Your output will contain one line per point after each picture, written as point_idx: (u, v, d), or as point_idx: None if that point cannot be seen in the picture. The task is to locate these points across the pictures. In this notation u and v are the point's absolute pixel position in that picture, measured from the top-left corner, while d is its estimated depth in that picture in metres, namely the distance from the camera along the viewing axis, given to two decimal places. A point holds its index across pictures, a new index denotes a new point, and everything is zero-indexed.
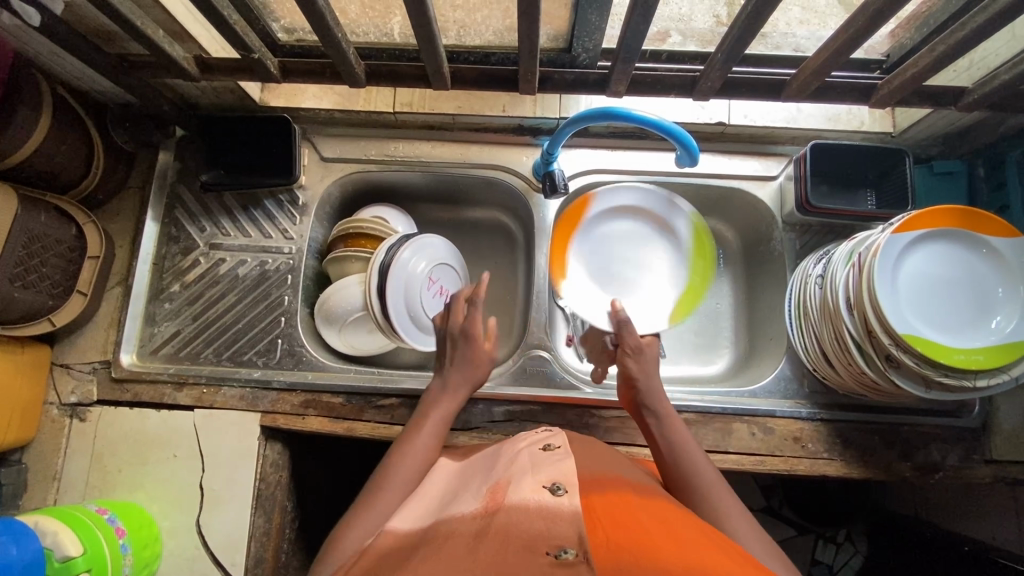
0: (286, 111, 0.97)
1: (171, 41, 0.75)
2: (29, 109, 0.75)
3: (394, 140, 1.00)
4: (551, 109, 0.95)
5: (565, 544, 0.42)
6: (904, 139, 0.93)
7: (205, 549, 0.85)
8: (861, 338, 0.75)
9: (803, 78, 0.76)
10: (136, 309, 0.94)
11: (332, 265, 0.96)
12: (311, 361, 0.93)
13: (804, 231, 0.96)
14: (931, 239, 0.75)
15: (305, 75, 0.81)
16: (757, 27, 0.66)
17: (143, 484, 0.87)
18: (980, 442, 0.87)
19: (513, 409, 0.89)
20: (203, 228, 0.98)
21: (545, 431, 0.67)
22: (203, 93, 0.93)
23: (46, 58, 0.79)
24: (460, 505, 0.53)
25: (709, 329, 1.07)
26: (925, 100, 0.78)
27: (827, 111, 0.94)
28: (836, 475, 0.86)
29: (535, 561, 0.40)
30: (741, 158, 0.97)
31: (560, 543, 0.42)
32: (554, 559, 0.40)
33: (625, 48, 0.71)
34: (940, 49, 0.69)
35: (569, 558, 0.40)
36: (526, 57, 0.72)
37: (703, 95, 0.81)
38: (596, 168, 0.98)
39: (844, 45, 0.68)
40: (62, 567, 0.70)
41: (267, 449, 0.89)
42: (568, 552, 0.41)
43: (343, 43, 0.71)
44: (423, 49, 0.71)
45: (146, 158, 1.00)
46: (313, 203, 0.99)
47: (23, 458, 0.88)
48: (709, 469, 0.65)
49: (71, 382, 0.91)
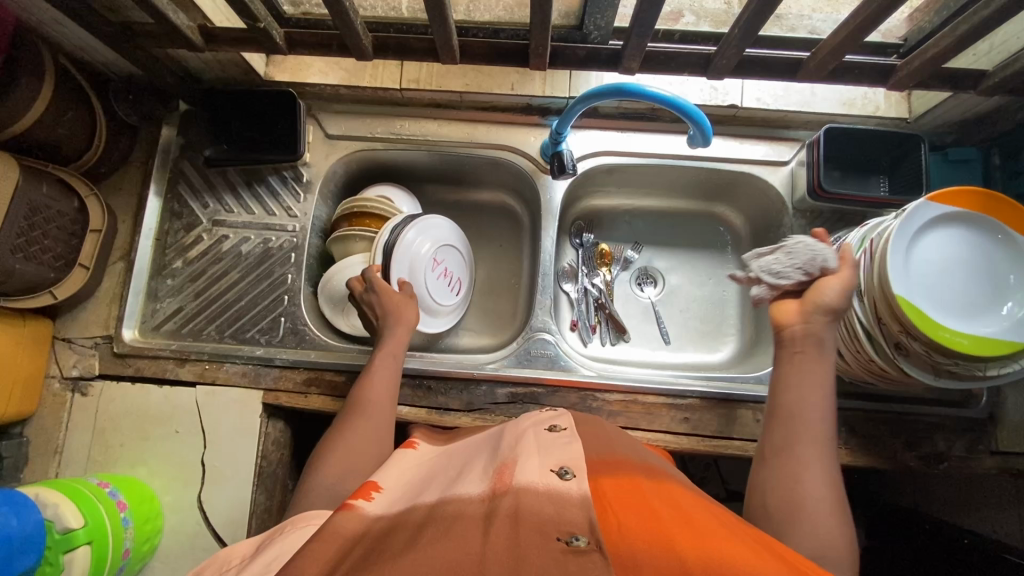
0: (291, 86, 0.96)
1: (175, 9, 0.74)
2: (30, 76, 0.74)
3: (400, 117, 0.98)
4: (560, 88, 0.94)
5: (577, 531, 0.42)
6: (919, 125, 0.92)
7: (206, 525, 0.85)
8: (870, 327, 0.74)
9: (820, 58, 0.74)
10: (138, 285, 0.93)
11: (335, 245, 0.95)
12: (314, 340, 0.92)
13: (814, 217, 0.94)
14: (945, 223, 0.74)
15: (311, 47, 0.79)
16: (775, 3, 0.64)
17: (145, 458, 0.87)
18: (986, 432, 0.86)
19: (516, 391, 0.88)
20: (206, 204, 0.97)
21: (551, 412, 0.66)
22: (207, 66, 0.91)
23: (49, 26, 0.78)
24: (464, 485, 0.52)
25: (716, 316, 1.06)
26: (944, 83, 0.77)
27: (842, 95, 0.92)
28: (840, 463, 0.86)
29: (547, 548, 0.40)
30: (752, 142, 0.95)
31: (572, 529, 0.42)
32: (566, 546, 0.40)
33: (638, 23, 0.69)
34: (962, 29, 0.67)
35: (582, 546, 0.40)
36: (538, 31, 0.71)
37: (717, 74, 0.79)
38: (606, 150, 0.96)
39: (864, 23, 0.66)
40: (63, 539, 0.70)
41: (269, 427, 0.89)
42: (580, 539, 0.41)
43: (350, 13, 0.69)
44: (433, 20, 0.70)
45: (149, 132, 0.98)
46: (317, 180, 0.97)
47: (24, 431, 0.88)
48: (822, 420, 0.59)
49: (73, 356, 0.90)
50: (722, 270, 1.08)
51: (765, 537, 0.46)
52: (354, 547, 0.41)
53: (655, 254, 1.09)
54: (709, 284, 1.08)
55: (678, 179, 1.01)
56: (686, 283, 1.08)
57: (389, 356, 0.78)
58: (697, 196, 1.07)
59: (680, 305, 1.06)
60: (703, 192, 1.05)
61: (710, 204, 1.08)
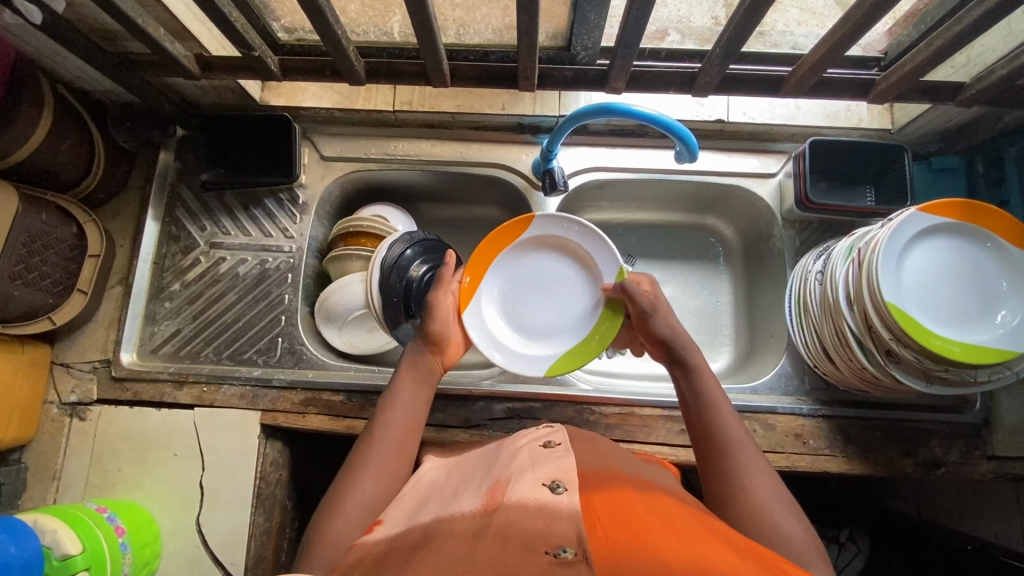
0: (287, 110, 0.98)
1: (172, 39, 0.76)
2: (30, 107, 0.75)
3: (393, 138, 1.00)
4: (550, 107, 0.96)
5: (564, 543, 0.42)
6: (902, 136, 0.94)
7: (204, 548, 0.85)
8: (861, 334, 0.75)
9: (801, 74, 0.76)
10: (136, 308, 0.94)
11: (332, 264, 0.96)
12: (311, 359, 0.93)
13: (803, 227, 0.96)
14: (932, 234, 0.75)
15: (306, 73, 0.81)
16: (755, 21, 0.66)
17: (143, 482, 0.87)
18: (981, 438, 0.87)
19: (513, 406, 0.89)
20: (203, 227, 0.98)
21: (546, 427, 0.66)
22: (203, 92, 0.93)
23: (48, 57, 0.79)
24: (459, 502, 0.53)
25: (710, 326, 1.07)
26: (923, 96, 0.79)
27: (826, 108, 0.94)
28: (837, 472, 0.86)
29: (535, 561, 0.41)
30: (740, 155, 0.97)
31: (559, 542, 0.42)
32: (553, 559, 0.41)
33: (623, 44, 0.71)
34: (937, 44, 0.69)
35: (568, 558, 0.40)
36: (525, 54, 0.73)
37: (701, 92, 0.81)
38: (596, 166, 0.98)
39: (841, 40, 0.68)
40: (62, 565, 0.69)
41: (267, 448, 0.89)
42: (567, 551, 0.41)
43: (343, 40, 0.71)
44: (423, 46, 0.72)
45: (146, 157, 1.00)
46: (313, 202, 0.99)
47: (22, 457, 0.88)
48: (736, 428, 0.64)
49: (71, 381, 0.91)
50: (715, 281, 1.09)
51: (757, 547, 0.46)
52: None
53: (649, 267, 1.10)
54: (703, 295, 1.09)
55: (669, 192, 1.03)
56: (680, 294, 1.09)
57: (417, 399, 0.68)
58: (688, 209, 1.08)
59: None
60: (694, 205, 1.06)
61: (701, 216, 1.09)
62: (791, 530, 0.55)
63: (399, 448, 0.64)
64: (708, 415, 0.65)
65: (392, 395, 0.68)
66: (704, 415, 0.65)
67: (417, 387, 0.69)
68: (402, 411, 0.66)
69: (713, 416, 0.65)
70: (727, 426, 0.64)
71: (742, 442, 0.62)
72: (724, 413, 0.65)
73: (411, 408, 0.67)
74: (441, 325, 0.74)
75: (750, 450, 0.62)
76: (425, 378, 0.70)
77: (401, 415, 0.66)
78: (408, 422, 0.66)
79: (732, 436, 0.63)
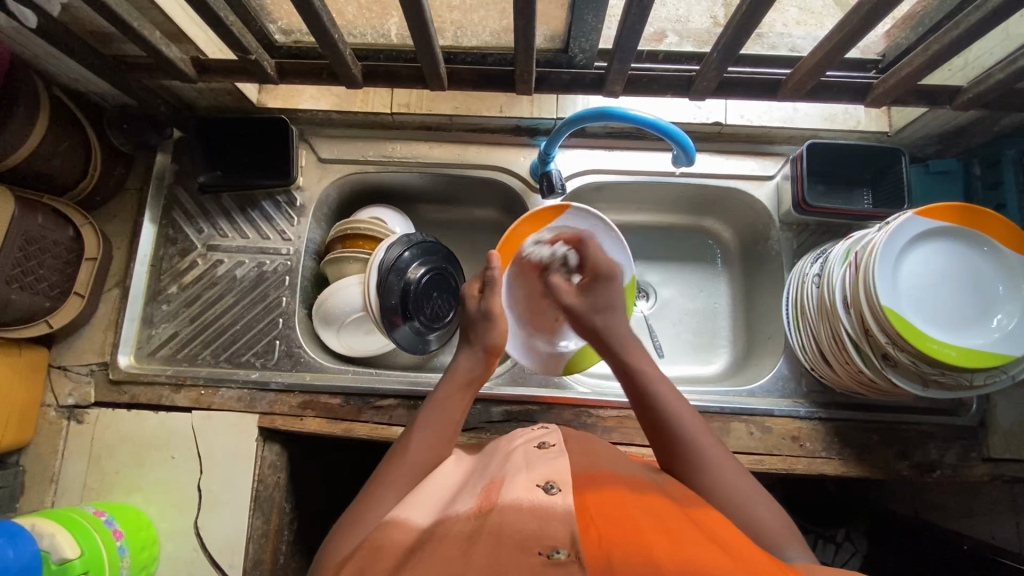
0: (283, 112, 0.97)
1: (168, 42, 0.75)
2: (27, 111, 0.75)
3: (391, 140, 0.99)
4: (548, 110, 0.95)
5: (558, 544, 0.43)
6: (899, 139, 0.94)
7: (202, 551, 0.85)
8: (858, 337, 0.76)
9: (799, 78, 0.76)
10: (134, 310, 0.94)
11: (330, 267, 0.96)
12: (308, 362, 0.93)
13: (800, 230, 0.96)
14: (930, 237, 0.75)
15: (303, 76, 0.81)
16: (753, 24, 0.66)
17: (141, 485, 0.87)
18: (977, 440, 0.87)
19: (511, 409, 0.89)
20: (201, 229, 0.98)
21: (542, 428, 0.66)
22: (200, 95, 0.93)
23: (44, 60, 0.79)
24: (455, 503, 0.53)
25: (708, 328, 1.07)
26: (920, 99, 0.79)
27: (823, 110, 0.94)
28: (834, 474, 0.86)
29: (528, 563, 0.42)
30: (738, 157, 0.97)
31: (553, 543, 0.43)
32: (546, 559, 0.42)
33: (621, 48, 0.71)
34: (935, 48, 0.69)
35: (562, 559, 0.42)
36: (523, 56, 0.72)
37: (699, 95, 0.81)
38: (593, 168, 0.97)
39: (839, 44, 0.68)
40: (60, 569, 0.70)
41: (265, 451, 0.89)
42: (560, 552, 0.42)
43: (340, 44, 0.71)
44: (420, 49, 0.72)
45: (143, 159, 0.99)
46: (311, 204, 0.99)
47: (20, 460, 0.88)
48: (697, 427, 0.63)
49: (69, 383, 0.91)
50: (713, 283, 1.09)
51: (750, 548, 0.47)
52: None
53: (646, 269, 1.10)
54: (700, 297, 1.09)
55: (667, 194, 1.03)
56: (677, 296, 1.09)
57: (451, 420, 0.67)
58: (686, 211, 1.08)
59: (673, 319, 1.07)
60: (691, 207, 1.07)
61: (699, 218, 1.09)
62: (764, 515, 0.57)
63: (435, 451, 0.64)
64: (660, 407, 0.64)
65: (434, 406, 0.68)
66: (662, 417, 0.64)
67: (462, 395, 0.70)
68: (445, 416, 0.67)
69: (667, 408, 0.64)
70: (683, 417, 0.63)
71: (700, 431, 0.63)
72: (676, 403, 0.65)
73: (454, 416, 0.68)
74: (499, 335, 0.74)
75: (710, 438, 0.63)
76: (470, 388, 0.71)
77: (441, 420, 0.67)
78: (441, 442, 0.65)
79: (690, 425, 0.63)
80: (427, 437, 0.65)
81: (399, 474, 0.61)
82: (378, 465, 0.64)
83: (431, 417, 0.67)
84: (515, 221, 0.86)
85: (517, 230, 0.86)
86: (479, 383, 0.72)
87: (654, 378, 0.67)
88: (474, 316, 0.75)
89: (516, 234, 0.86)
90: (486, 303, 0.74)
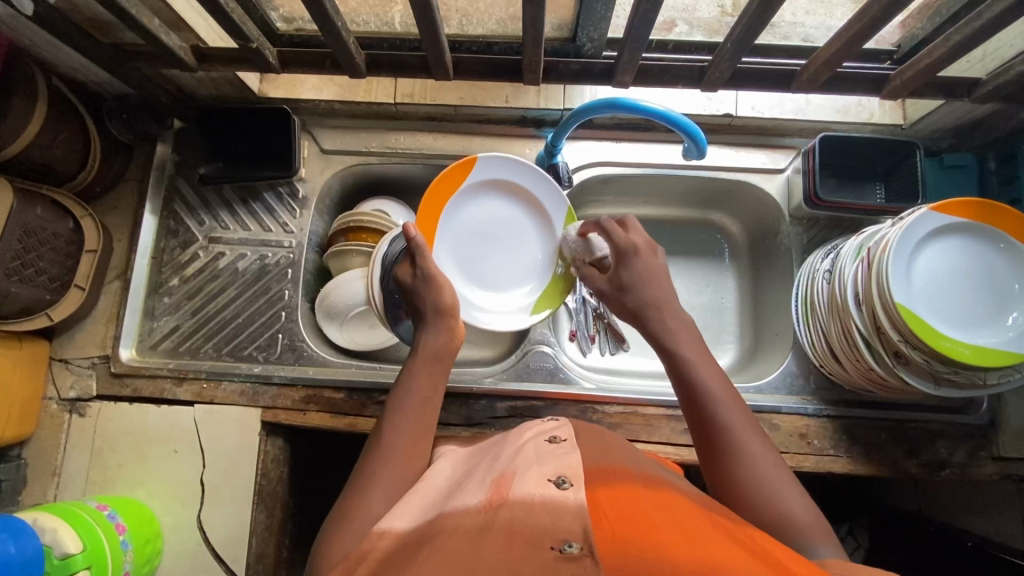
0: (285, 102, 0.96)
1: (168, 30, 0.74)
2: (23, 101, 0.74)
3: (395, 131, 0.98)
4: (554, 100, 0.94)
5: (570, 537, 0.44)
6: (914, 131, 0.92)
7: (206, 545, 0.85)
8: (869, 335, 0.74)
9: (813, 70, 0.74)
10: (135, 303, 0.93)
11: (334, 260, 0.95)
12: (312, 356, 0.92)
13: (811, 224, 0.94)
14: (943, 233, 0.73)
15: (305, 66, 0.79)
16: (768, 15, 0.64)
17: (144, 478, 0.86)
18: (988, 439, 0.86)
19: (516, 404, 0.88)
20: (202, 221, 0.97)
21: (552, 422, 0.66)
22: (200, 84, 0.91)
23: (41, 48, 0.78)
24: (463, 495, 0.53)
25: (714, 323, 1.06)
26: (937, 92, 0.77)
27: (837, 102, 0.92)
28: (841, 472, 0.85)
29: (540, 557, 0.42)
30: (748, 150, 0.95)
31: (565, 537, 0.44)
32: (559, 554, 0.42)
33: (632, 38, 0.69)
34: (955, 40, 0.67)
35: (574, 553, 0.42)
36: (531, 46, 0.71)
37: (710, 86, 0.79)
38: (601, 161, 0.96)
39: (856, 35, 0.66)
40: (62, 564, 0.69)
41: (269, 445, 0.88)
42: (572, 546, 0.43)
43: (343, 32, 0.69)
44: (425, 37, 0.70)
45: (143, 150, 0.98)
46: (313, 196, 0.97)
47: (22, 453, 0.87)
48: (734, 407, 0.59)
49: (70, 377, 0.90)
50: (720, 277, 1.08)
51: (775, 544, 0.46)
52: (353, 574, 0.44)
53: None
54: (707, 292, 1.07)
55: (675, 187, 1.01)
56: (684, 291, 1.07)
57: (421, 406, 0.64)
58: (694, 204, 1.07)
59: None
60: (699, 200, 1.05)
61: (707, 212, 1.08)
62: (800, 513, 0.53)
63: (412, 434, 0.62)
64: (730, 443, 0.57)
65: (404, 385, 0.66)
66: (696, 388, 0.61)
67: (430, 375, 0.67)
68: (415, 396, 0.64)
69: (742, 449, 0.57)
70: (757, 459, 0.56)
71: (741, 418, 0.59)
72: (751, 444, 0.57)
73: (426, 394, 0.65)
74: (448, 294, 0.72)
75: (768, 457, 0.57)
76: (441, 365, 0.68)
77: (414, 401, 0.64)
78: (412, 434, 0.62)
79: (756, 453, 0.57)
80: (404, 419, 0.63)
81: (387, 460, 0.59)
82: (362, 451, 0.63)
83: (403, 399, 0.64)
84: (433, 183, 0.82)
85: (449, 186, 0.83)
86: (448, 356, 0.69)
87: (731, 416, 0.58)
88: (414, 286, 0.73)
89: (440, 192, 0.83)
90: (421, 268, 0.72)
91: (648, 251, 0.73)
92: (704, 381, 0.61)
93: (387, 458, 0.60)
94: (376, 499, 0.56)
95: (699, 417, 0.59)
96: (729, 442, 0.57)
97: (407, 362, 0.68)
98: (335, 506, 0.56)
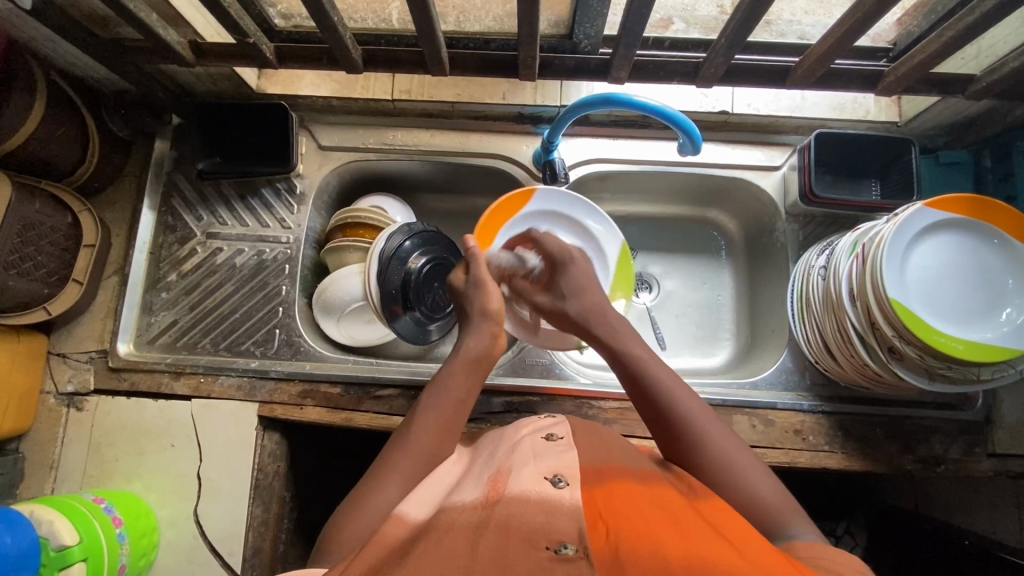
0: (283, 98, 0.96)
1: (165, 25, 0.74)
2: (22, 95, 0.74)
3: (392, 127, 0.98)
4: (551, 97, 0.94)
5: (565, 539, 0.44)
6: (910, 129, 0.92)
7: (202, 539, 0.85)
8: (864, 331, 0.74)
9: (808, 65, 0.74)
10: (133, 298, 0.94)
11: (330, 256, 0.96)
12: (308, 351, 0.92)
13: (807, 221, 0.95)
14: (937, 229, 0.73)
15: (302, 61, 0.80)
16: (761, 11, 0.64)
17: (141, 472, 0.87)
18: (983, 435, 0.86)
19: (512, 400, 0.88)
20: (200, 217, 0.97)
21: (548, 419, 0.66)
22: (198, 80, 0.91)
23: (40, 43, 0.78)
24: (461, 491, 0.53)
25: (711, 320, 1.06)
26: (932, 88, 0.77)
27: (833, 99, 0.92)
28: (837, 468, 0.85)
29: (535, 557, 0.42)
30: (744, 147, 0.95)
31: (561, 537, 0.44)
32: (554, 554, 0.43)
33: (626, 33, 0.69)
34: (948, 35, 0.67)
35: (569, 554, 0.42)
36: (526, 41, 0.71)
37: (706, 82, 0.79)
38: (597, 158, 0.96)
39: (849, 31, 0.67)
40: (58, 556, 0.70)
41: (265, 439, 0.88)
42: (568, 547, 0.43)
43: (340, 27, 0.70)
44: (422, 33, 0.70)
45: (142, 145, 0.98)
46: (311, 192, 0.98)
47: (20, 447, 0.88)
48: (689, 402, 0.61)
49: (68, 371, 0.90)
50: (716, 274, 1.08)
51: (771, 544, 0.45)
52: (360, 563, 0.44)
53: (650, 261, 1.09)
54: (703, 289, 1.08)
55: (672, 184, 1.01)
56: (681, 288, 1.08)
57: (453, 406, 0.64)
58: (691, 202, 1.07)
59: (675, 310, 1.06)
60: (696, 197, 1.05)
61: (704, 209, 1.08)
62: (767, 493, 0.55)
63: (443, 427, 0.62)
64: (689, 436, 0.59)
65: (439, 383, 0.66)
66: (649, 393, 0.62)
67: (469, 378, 0.67)
68: (451, 394, 0.65)
69: (701, 437, 0.59)
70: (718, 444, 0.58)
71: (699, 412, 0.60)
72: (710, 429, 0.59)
73: (460, 396, 0.65)
74: (496, 300, 0.71)
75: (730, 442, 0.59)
76: (480, 369, 0.68)
77: (447, 400, 0.64)
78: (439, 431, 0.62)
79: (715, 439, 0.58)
80: (433, 416, 0.63)
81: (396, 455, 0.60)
82: (389, 440, 0.63)
83: (438, 395, 0.64)
84: (489, 207, 0.85)
85: (494, 213, 0.85)
86: (488, 360, 0.69)
87: (671, 386, 0.62)
88: (465, 291, 0.73)
89: (493, 218, 0.85)
90: (472, 275, 0.73)
91: (582, 257, 0.76)
92: (657, 381, 0.62)
93: (411, 448, 0.60)
94: (392, 488, 0.57)
95: (657, 411, 0.61)
96: (686, 432, 0.59)
97: (446, 362, 0.68)
98: (354, 490, 0.58)
